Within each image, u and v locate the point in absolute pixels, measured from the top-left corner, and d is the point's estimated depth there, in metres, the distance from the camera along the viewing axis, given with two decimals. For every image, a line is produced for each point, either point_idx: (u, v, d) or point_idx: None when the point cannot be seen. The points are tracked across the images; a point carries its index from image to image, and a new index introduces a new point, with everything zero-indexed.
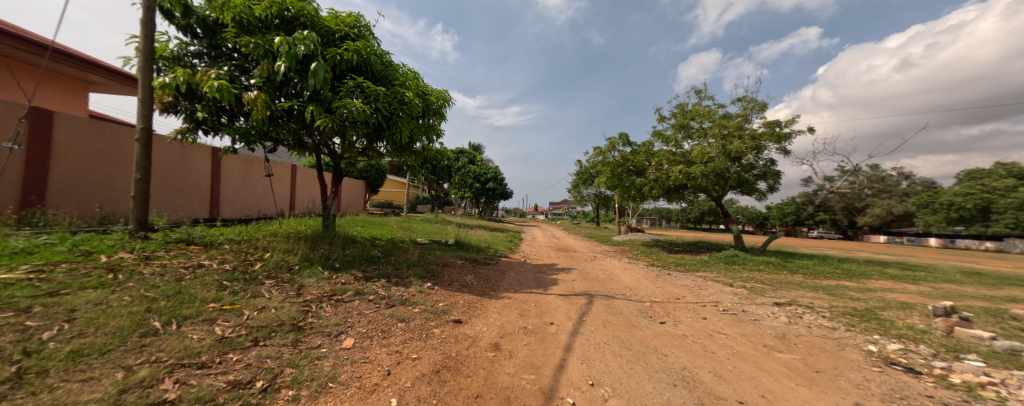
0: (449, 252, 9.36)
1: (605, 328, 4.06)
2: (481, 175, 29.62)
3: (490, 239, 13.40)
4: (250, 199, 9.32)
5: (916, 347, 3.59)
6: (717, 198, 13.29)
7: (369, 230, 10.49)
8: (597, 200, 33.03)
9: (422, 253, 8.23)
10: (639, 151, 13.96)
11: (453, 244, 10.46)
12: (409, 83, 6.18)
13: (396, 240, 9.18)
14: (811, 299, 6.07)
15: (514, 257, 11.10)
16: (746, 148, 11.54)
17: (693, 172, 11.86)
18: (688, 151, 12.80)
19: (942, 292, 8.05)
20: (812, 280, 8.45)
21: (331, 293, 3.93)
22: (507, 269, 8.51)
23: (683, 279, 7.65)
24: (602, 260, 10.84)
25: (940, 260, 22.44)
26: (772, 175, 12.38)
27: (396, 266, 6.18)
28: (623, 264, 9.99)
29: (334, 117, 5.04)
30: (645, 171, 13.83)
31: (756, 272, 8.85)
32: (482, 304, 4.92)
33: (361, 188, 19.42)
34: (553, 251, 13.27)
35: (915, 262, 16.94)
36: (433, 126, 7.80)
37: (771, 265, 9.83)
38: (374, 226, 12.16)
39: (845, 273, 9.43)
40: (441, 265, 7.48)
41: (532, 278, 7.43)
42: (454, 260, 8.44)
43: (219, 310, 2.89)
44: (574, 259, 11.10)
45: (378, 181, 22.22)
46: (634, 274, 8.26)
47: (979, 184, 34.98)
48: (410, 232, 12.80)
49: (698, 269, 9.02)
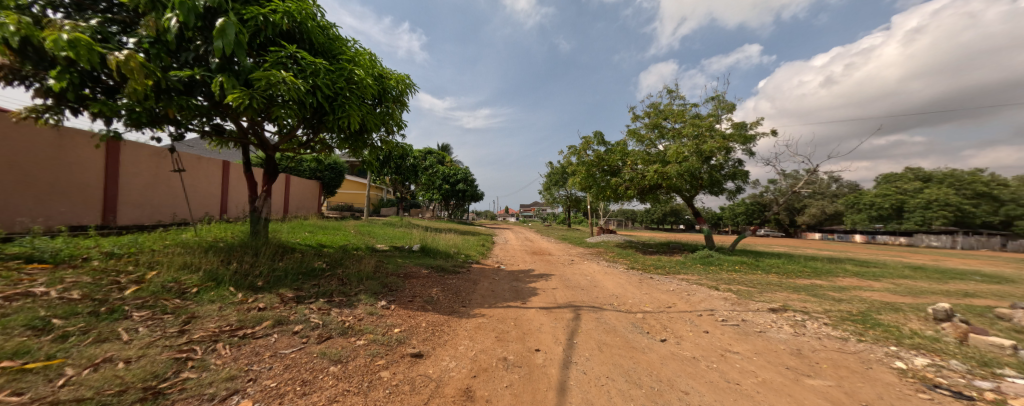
0: (412, 260, 8.27)
1: (603, 354, 3.33)
2: (450, 176, 28.42)
3: (460, 244, 12.40)
4: (163, 201, 7.73)
5: (946, 362, 3.19)
6: (689, 198, 13.28)
7: (319, 237, 9.13)
8: (568, 202, 33.09)
9: (380, 262, 7.11)
10: (614, 150, 13.69)
11: (418, 250, 9.38)
12: (359, 59, 5.18)
13: (349, 247, 7.95)
14: (801, 302, 5.77)
15: (487, 263, 10.24)
16: (718, 148, 11.54)
17: (668, 172, 11.71)
18: (662, 151, 12.66)
19: (904, 288, 8.28)
20: (788, 279, 8.39)
21: (236, 325, 2.87)
22: (479, 277, 7.64)
23: (667, 284, 7.21)
24: (580, 263, 10.27)
25: (871, 254, 24.79)
26: (741, 175, 12.50)
27: (345, 280, 5.10)
28: (602, 268, 9.46)
29: (255, 92, 3.94)
30: (619, 171, 13.57)
31: (735, 273, 8.67)
32: (450, 326, 4.01)
33: (314, 188, 17.66)
34: (527, 255, 12.55)
35: (857, 257, 18.29)
36: (391, 114, 6.79)
37: (746, 265, 9.78)
38: (326, 231, 10.74)
39: (813, 269, 9.60)
40: (403, 276, 6.45)
41: (508, 288, 6.63)
42: (418, 269, 7.43)
43: (12, 375, 1.81)
44: (550, 263, 10.46)
45: (336, 182, 20.42)
46: (617, 279, 7.71)
47: (893, 186, 39.74)
48: (369, 237, 11.48)
49: (679, 272, 8.69)
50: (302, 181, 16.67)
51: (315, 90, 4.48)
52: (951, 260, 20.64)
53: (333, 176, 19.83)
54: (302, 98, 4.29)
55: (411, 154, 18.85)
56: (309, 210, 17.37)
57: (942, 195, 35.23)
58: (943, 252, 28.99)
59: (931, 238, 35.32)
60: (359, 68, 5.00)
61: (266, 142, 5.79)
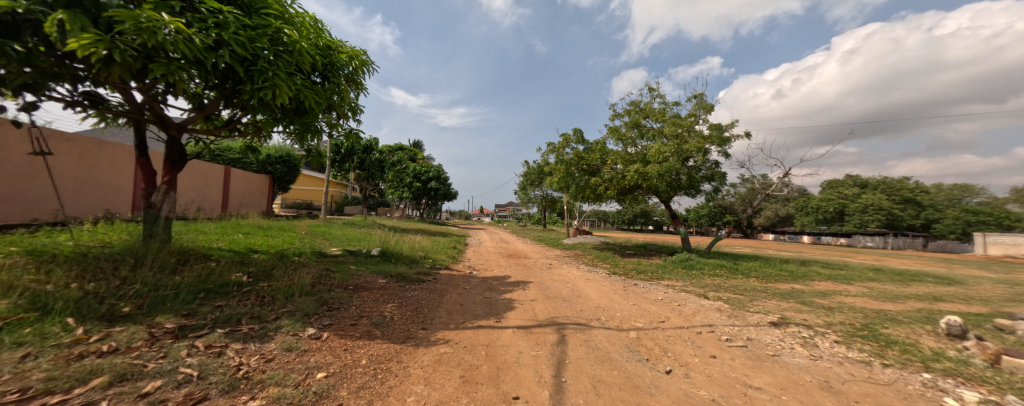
0: (368, 266, 7.16)
1: (600, 400, 2.54)
2: (421, 173, 27.08)
3: (428, 246, 11.34)
4: (44, 195, 6.20)
5: (1002, 397, 2.67)
6: (667, 199, 13.03)
7: (257, 240, 7.77)
8: (543, 202, 32.70)
9: (326, 271, 5.99)
10: (593, 149, 13.21)
11: (378, 254, 8.27)
12: (291, 17, 4.11)
13: (290, 253, 6.71)
14: (797, 312, 5.34)
15: (457, 268, 9.30)
16: (697, 149, 11.31)
17: (648, 172, 11.35)
18: (642, 151, 12.30)
19: (879, 290, 8.26)
20: (770, 283, 8.14)
21: (31, 392, 1.85)
22: (447, 286, 6.71)
23: (654, 292, 6.64)
24: (558, 268, 9.58)
25: (822, 254, 26.39)
26: (718, 177, 12.38)
27: (268, 299, 4.01)
28: (582, 273, 8.81)
29: (118, 41, 2.85)
30: (598, 170, 13.11)
31: (718, 278, 8.31)
32: (400, 361, 3.05)
33: (262, 184, 16.02)
34: (502, 259, 11.73)
35: (816, 257, 19.07)
36: (342, 94, 5.72)
37: (726, 268, 9.51)
38: (270, 234, 9.32)
39: (789, 272, 9.50)
40: (352, 289, 5.38)
41: (479, 300, 5.76)
42: (375, 277, 6.38)
43: None
44: (527, 268, 9.69)
45: (291, 176, 18.44)
46: (599, 286, 7.05)
47: (837, 191, 43.13)
48: (323, 240, 10.14)
49: (663, 277, 8.21)
50: (247, 175, 15.04)
51: (221, 47, 3.44)
52: (889, 260, 22.46)
53: (287, 170, 17.98)
54: (200, 57, 3.28)
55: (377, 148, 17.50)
56: (256, 208, 15.70)
57: (874, 200, 38.64)
58: (880, 252, 31.67)
59: (867, 239, 38.62)
60: (290, 27, 4.02)
61: (168, 120, 4.66)
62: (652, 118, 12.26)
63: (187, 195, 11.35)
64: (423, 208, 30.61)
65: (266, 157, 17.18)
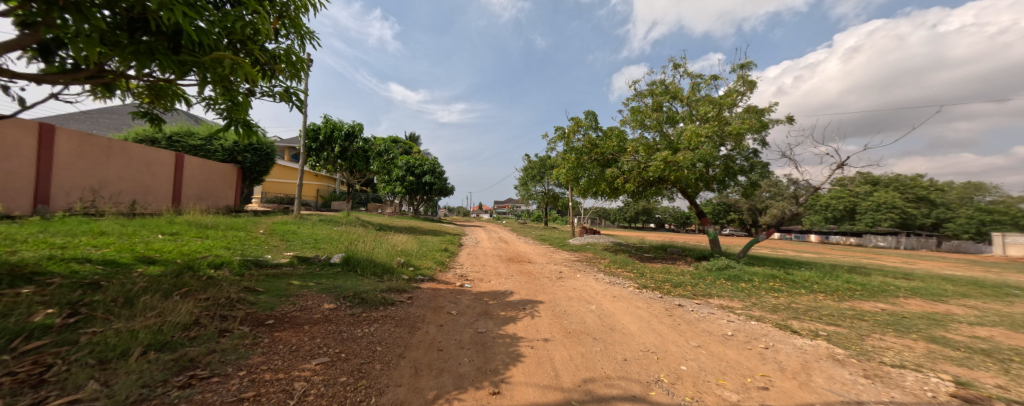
0: (319, 282, 5.26)
1: None
2: (416, 166, 25.13)
3: (413, 249, 9.42)
4: None
5: None
6: (693, 195, 11.16)
7: (179, 244, 5.90)
8: (545, 199, 30.90)
9: (242, 295, 4.07)
10: (608, 136, 11.35)
11: (340, 263, 6.38)
12: None
13: (205, 263, 4.84)
14: (962, 366, 3.41)
15: (445, 279, 7.41)
16: (737, 134, 9.37)
17: (676, 162, 9.49)
18: (667, 137, 10.39)
19: (986, 308, 6.38)
20: (848, 303, 6.25)
21: None
22: (424, 311, 4.80)
23: (714, 322, 4.74)
24: (572, 279, 7.67)
25: (839, 254, 24.76)
26: (760, 167, 10.19)
27: (48, 374, 2.06)
28: (604, 286, 6.91)
29: None
30: (614, 161, 11.25)
31: (779, 294, 6.43)
32: None
33: (226, 173, 14.50)
34: (501, 264, 9.87)
35: (847, 260, 17.20)
36: (261, 28, 3.76)
37: (778, 278, 7.68)
38: (210, 234, 7.45)
39: (857, 283, 7.61)
40: (267, 327, 3.44)
41: (468, 339, 3.85)
42: (320, 301, 4.50)
43: None
44: (533, 278, 7.81)
45: (263, 167, 16.46)
46: (636, 312, 5.13)
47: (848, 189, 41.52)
48: (282, 242, 8.26)
49: (710, 294, 6.35)
50: (206, 164, 13.24)
51: None
52: (915, 262, 20.71)
53: (258, 160, 16.02)
54: None
55: (361, 135, 15.49)
56: (218, 203, 13.92)
57: (887, 198, 36.99)
58: (895, 252, 30.25)
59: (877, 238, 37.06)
60: None
61: None
62: (679, 97, 10.31)
63: (120, 187, 9.54)
64: (417, 203, 28.71)
65: (232, 144, 15.14)
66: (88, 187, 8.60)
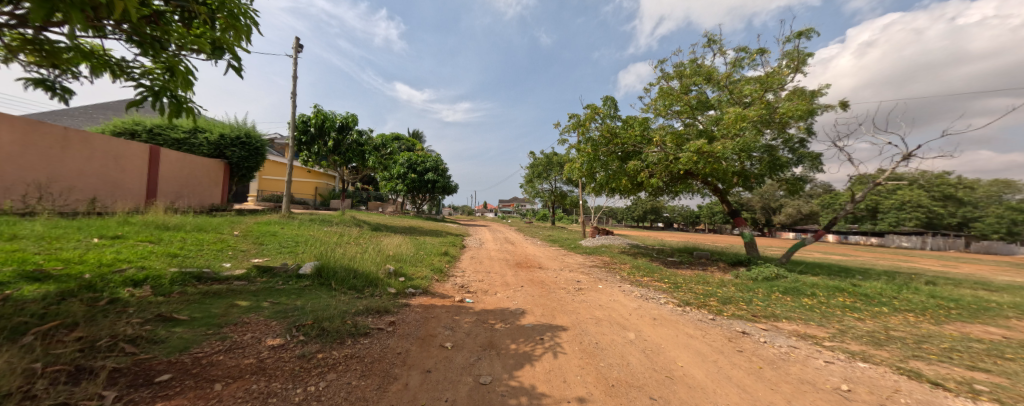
0: (274, 305, 4.04)
1: None
2: (418, 163, 23.90)
3: (409, 253, 8.19)
4: None
5: None
6: (727, 190, 9.76)
7: (110, 251, 4.75)
8: (551, 197, 29.61)
9: (143, 332, 2.85)
10: (629, 125, 10.03)
11: (311, 274, 5.18)
12: None
13: (119, 280, 3.65)
14: None
15: (442, 292, 6.18)
16: (785, 119, 7.94)
17: (712, 152, 8.14)
18: (698, 125, 9.04)
19: None
20: (957, 328, 4.82)
21: None
22: (407, 346, 3.55)
23: (806, 363, 3.39)
24: (594, 292, 6.35)
25: (866, 255, 23.09)
26: (810, 159, 8.61)
27: None
28: (637, 302, 5.59)
29: None
30: (636, 153, 9.95)
31: (863, 316, 5.04)
32: None
33: (210, 169, 13.44)
34: (509, 271, 8.62)
35: (886, 263, 15.60)
36: None
37: (845, 291, 6.29)
38: (167, 238, 6.32)
39: (946, 299, 6.16)
40: (152, 390, 2.21)
41: (464, 402, 2.57)
42: (262, 334, 3.27)
43: None
44: (547, 291, 6.53)
45: (252, 163, 15.33)
46: (692, 345, 3.81)
47: None
48: (254, 246, 7.09)
49: (776, 315, 4.98)
50: (186, 159, 12.16)
51: None
52: (954, 265, 18.96)
53: (246, 155, 14.91)
54: None
55: (356, 127, 14.30)
56: (201, 202, 12.86)
57: (912, 196, 34.90)
58: (923, 253, 28.40)
59: (899, 238, 35.13)
60: None
61: None
62: (714, 80, 8.92)
63: (77, 182, 8.48)
64: (420, 202, 27.53)
65: (219, 138, 14.06)
66: (35, 181, 7.52)
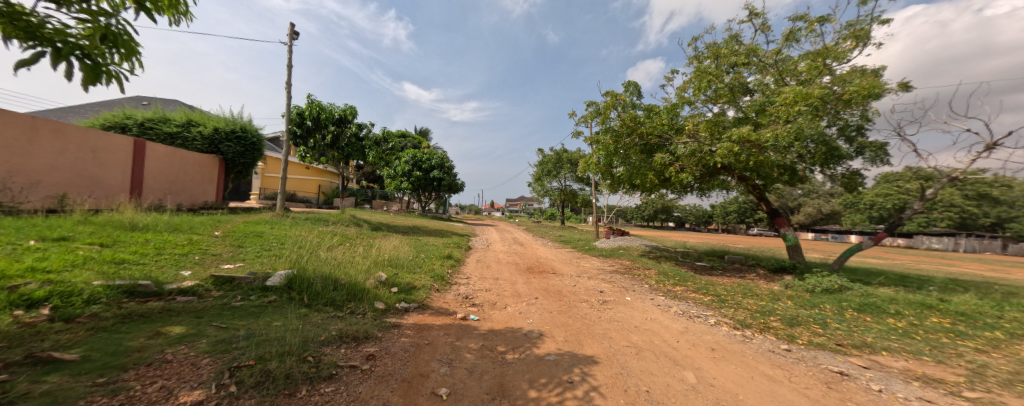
0: (218, 332, 3.08)
1: None
2: (423, 160, 23.02)
3: (406, 257, 7.22)
4: None
5: None
6: (767, 186, 8.58)
7: (35, 259, 3.88)
8: (560, 196, 28.50)
9: None
10: (653, 113, 8.92)
11: (281, 287, 4.24)
12: None
13: (4, 301, 2.74)
14: None
15: (442, 305, 5.17)
16: (846, 103, 6.73)
17: (758, 141, 7.00)
18: (736, 112, 7.87)
19: None
20: None
21: None
22: (384, 398, 2.52)
23: None
24: (624, 307, 5.25)
25: (899, 257, 21.47)
26: (872, 148, 7.34)
27: None
28: (682, 322, 4.48)
29: None
30: (662, 145, 8.84)
31: (985, 349, 3.82)
32: None
33: (203, 165, 12.72)
34: (520, 278, 7.59)
35: (932, 268, 14.10)
36: None
37: (937, 309, 5.07)
38: (126, 240, 5.47)
39: None
40: None
41: None
42: (176, 383, 2.29)
43: None
44: (567, 305, 5.46)
45: (249, 159, 14.58)
46: (783, 396, 2.70)
47: None
48: (230, 249, 6.22)
49: (870, 343, 3.80)
50: (176, 154, 11.41)
51: None
52: (1003, 270, 17.27)
53: (242, 150, 14.16)
54: None
55: (355, 121, 13.44)
56: (192, 200, 12.13)
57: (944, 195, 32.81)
58: (958, 255, 26.54)
59: (928, 239, 33.14)
60: None
61: None
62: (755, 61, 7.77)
63: (42, 177, 7.69)
64: (427, 201, 26.65)
65: (213, 132, 13.33)
66: None
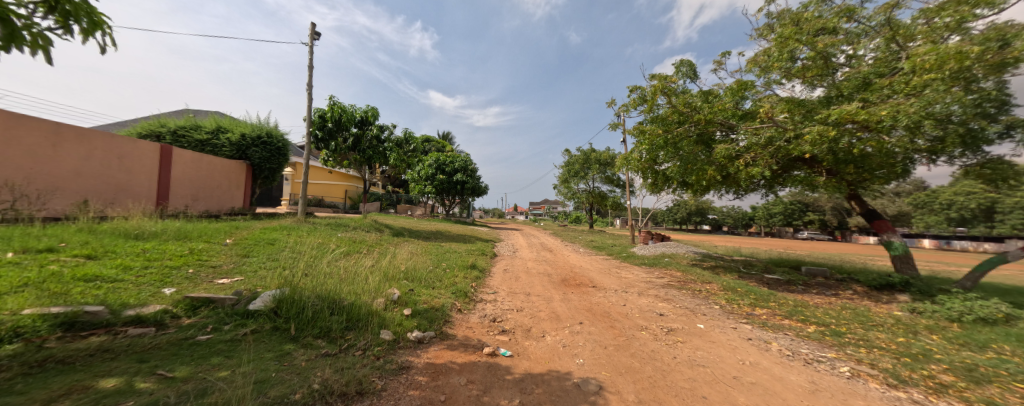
0: (154, 388, 2.19)
1: None
2: (447, 163, 22.42)
3: (424, 269, 6.30)
4: None
5: None
6: (862, 183, 6.90)
7: None
8: (589, 198, 27.01)
9: None
10: (711, 98, 7.53)
11: (265, 312, 3.39)
12: None
13: None
14: None
15: (464, 333, 4.13)
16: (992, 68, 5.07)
17: (864, 122, 5.47)
18: (824, 90, 6.33)
19: None
20: None
21: None
22: None
23: None
24: (702, 341, 3.96)
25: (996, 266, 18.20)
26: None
27: None
28: (801, 371, 3.14)
29: None
30: (724, 135, 7.40)
31: None
32: None
33: (230, 172, 12.62)
34: (556, 293, 6.43)
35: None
36: None
37: None
38: (118, 250, 4.90)
39: None
40: None
41: None
42: None
43: None
44: (624, 335, 4.24)
45: (275, 165, 14.47)
46: None
47: None
48: (233, 260, 5.57)
49: None
50: (202, 159, 11.31)
51: None
52: None
53: (269, 155, 14.03)
54: None
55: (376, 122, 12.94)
56: (218, 206, 12.02)
57: None
58: None
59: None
60: None
61: None
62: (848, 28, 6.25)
63: (64, 183, 7.53)
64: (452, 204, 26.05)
65: (240, 138, 13.25)
66: (6, 181, 6.54)
